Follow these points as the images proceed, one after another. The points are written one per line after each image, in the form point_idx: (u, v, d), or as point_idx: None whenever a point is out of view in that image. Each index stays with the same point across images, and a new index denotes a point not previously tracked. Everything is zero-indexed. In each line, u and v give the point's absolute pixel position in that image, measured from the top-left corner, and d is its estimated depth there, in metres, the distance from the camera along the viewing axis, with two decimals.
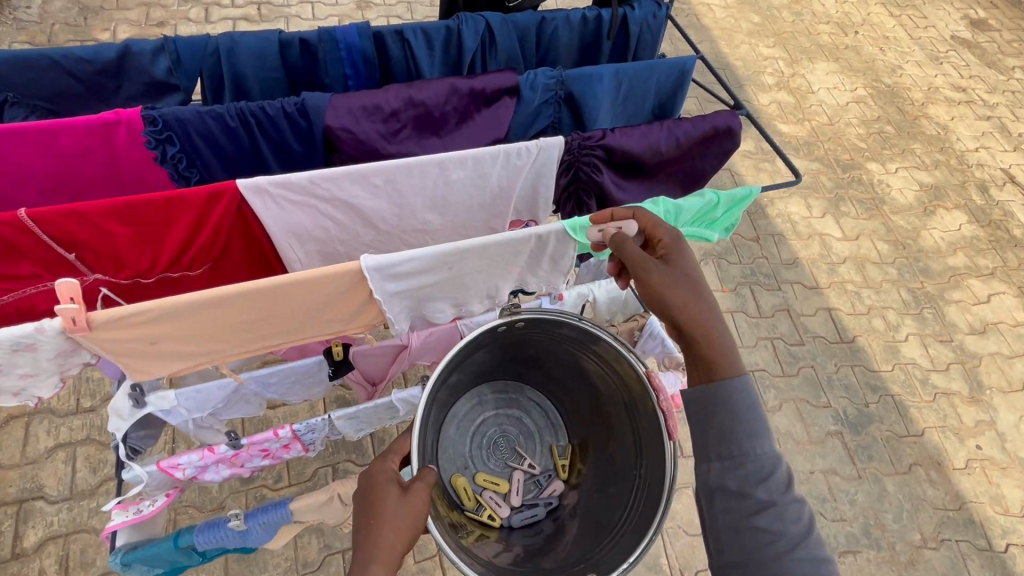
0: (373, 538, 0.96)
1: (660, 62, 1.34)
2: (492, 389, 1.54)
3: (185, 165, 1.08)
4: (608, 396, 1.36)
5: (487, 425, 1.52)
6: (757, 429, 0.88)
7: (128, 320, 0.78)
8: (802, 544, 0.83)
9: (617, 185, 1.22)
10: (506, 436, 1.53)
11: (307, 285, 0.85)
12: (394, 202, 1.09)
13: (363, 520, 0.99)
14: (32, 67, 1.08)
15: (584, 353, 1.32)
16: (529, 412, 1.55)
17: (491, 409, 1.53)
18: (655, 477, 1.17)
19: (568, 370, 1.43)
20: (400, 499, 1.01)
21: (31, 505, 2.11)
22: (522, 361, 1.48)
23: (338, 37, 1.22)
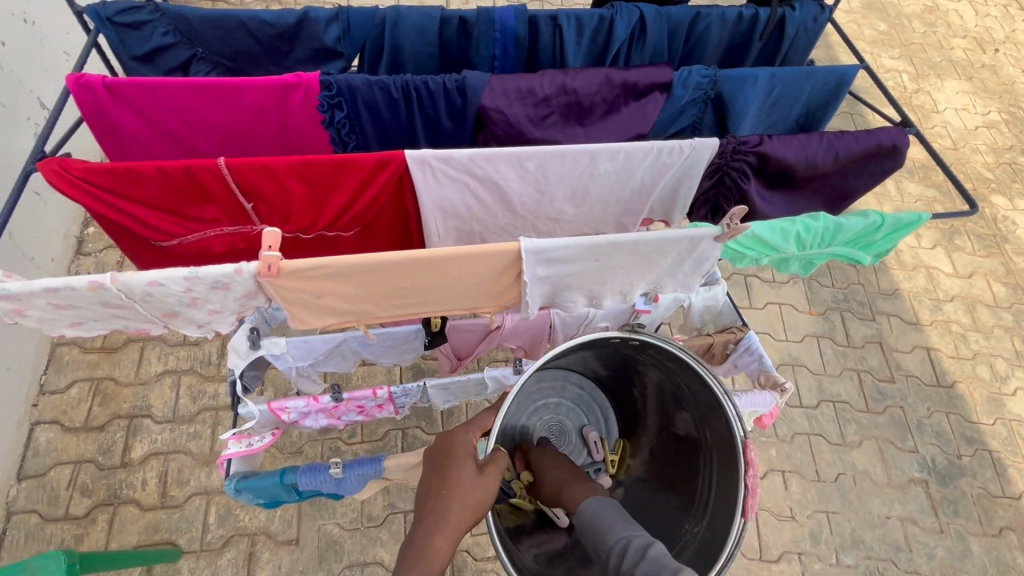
0: (443, 505, 1.00)
1: (819, 69, 1.26)
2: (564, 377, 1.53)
3: (347, 130, 1.14)
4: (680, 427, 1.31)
5: (548, 411, 1.50)
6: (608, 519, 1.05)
7: (308, 273, 0.84)
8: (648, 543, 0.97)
9: (761, 195, 1.18)
10: (563, 425, 1.51)
11: (456, 262, 0.88)
12: (536, 186, 1.10)
13: (435, 486, 1.04)
14: (222, 26, 1.16)
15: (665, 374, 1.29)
16: (589, 411, 1.55)
17: (557, 394, 1.52)
18: (716, 523, 1.12)
19: (648, 383, 1.40)
20: (475, 477, 1.05)
21: (139, 421, 2.33)
22: (604, 366, 1.45)
23: (496, 18, 1.23)
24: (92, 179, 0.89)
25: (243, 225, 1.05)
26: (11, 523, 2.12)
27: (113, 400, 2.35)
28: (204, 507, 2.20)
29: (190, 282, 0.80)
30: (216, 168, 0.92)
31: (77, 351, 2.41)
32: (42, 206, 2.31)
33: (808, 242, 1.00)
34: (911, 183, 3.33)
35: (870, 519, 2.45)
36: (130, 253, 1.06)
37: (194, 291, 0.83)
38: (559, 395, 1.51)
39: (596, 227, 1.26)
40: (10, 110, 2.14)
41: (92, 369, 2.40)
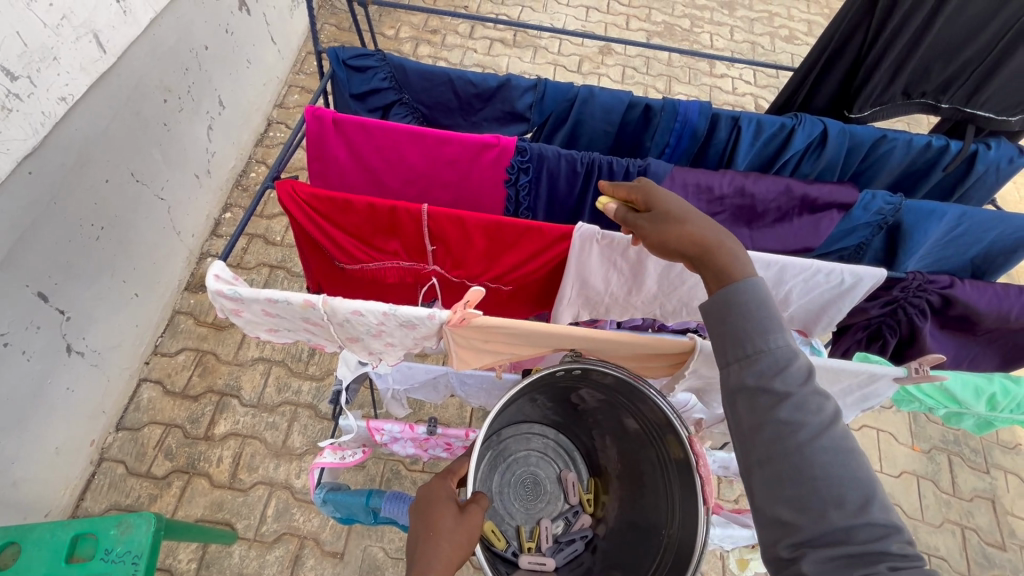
0: (431, 550, 0.95)
1: (1014, 216, 1.19)
2: (527, 428, 1.48)
3: (524, 193, 1.20)
4: (640, 450, 1.27)
5: (519, 465, 1.45)
6: (777, 321, 0.72)
7: (486, 327, 0.89)
8: (832, 430, 0.67)
9: (934, 336, 1.11)
10: (534, 475, 1.46)
11: (614, 342, 0.94)
12: (678, 278, 1.09)
13: (421, 532, 0.99)
14: (432, 80, 1.28)
15: (615, 404, 1.24)
16: (557, 457, 1.49)
17: (524, 446, 1.47)
18: (684, 542, 1.08)
19: (605, 419, 1.34)
20: (456, 517, 1.02)
21: (227, 400, 2.39)
22: (555, 409, 1.41)
23: (680, 111, 1.28)
24: (314, 203, 1.00)
25: (417, 263, 1.12)
26: (99, 468, 2.19)
27: (211, 373, 2.43)
28: (266, 499, 2.19)
29: (386, 317, 0.86)
30: (418, 214, 1.00)
31: (192, 321, 2.55)
32: (198, 188, 2.56)
33: (1000, 405, 0.92)
34: None
35: None
36: (313, 263, 1.17)
37: (384, 325, 0.88)
38: (525, 447, 1.47)
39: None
40: (198, 104, 2.42)
41: (200, 341, 2.50)
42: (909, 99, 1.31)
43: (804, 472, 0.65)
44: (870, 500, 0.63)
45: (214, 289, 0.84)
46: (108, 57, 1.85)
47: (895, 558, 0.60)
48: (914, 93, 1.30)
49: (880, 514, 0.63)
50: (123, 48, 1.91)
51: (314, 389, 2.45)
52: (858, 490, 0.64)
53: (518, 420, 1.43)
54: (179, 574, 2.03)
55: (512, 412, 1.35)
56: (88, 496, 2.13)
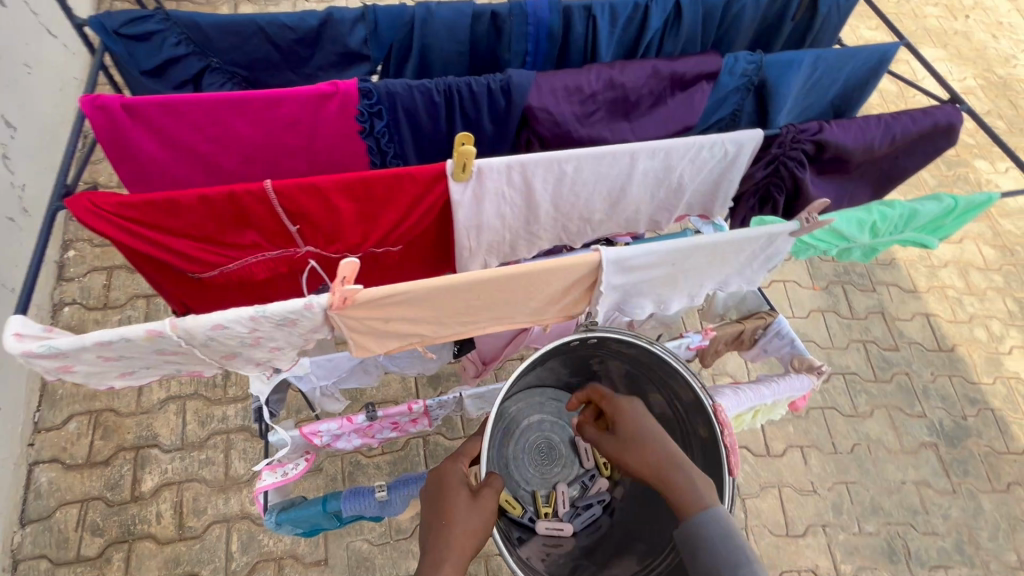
0: (446, 536, 0.93)
1: (859, 50, 1.24)
2: (540, 393, 1.46)
3: (386, 140, 1.06)
4: (667, 418, 1.24)
5: (533, 430, 1.43)
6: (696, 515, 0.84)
7: (378, 301, 0.78)
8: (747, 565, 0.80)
9: (813, 182, 1.15)
10: (549, 440, 1.44)
11: (531, 276, 0.84)
12: (569, 191, 1.04)
13: (436, 520, 0.98)
14: (240, 34, 1.06)
15: (636, 367, 1.21)
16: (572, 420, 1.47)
17: (537, 411, 1.45)
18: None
19: (627, 383, 1.31)
20: (469, 503, 0.99)
21: (146, 452, 2.13)
22: (571, 371, 1.37)
23: (529, 12, 1.17)
24: (129, 211, 0.82)
25: (286, 250, 0.97)
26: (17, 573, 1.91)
27: (115, 431, 2.14)
28: (226, 538, 2.03)
29: (256, 322, 0.74)
30: (264, 191, 0.85)
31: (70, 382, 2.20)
32: (15, 232, 2.11)
33: (881, 231, 0.97)
34: None
35: (887, 486, 2.61)
36: (163, 286, 0.98)
37: (258, 331, 0.75)
38: (539, 413, 1.44)
39: (627, 227, 1.20)
40: None
41: (90, 401, 2.18)
42: None
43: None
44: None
45: (19, 352, 0.66)
46: None
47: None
48: None
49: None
50: None
51: (240, 411, 2.24)
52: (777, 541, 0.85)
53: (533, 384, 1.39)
54: None
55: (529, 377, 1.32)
56: None
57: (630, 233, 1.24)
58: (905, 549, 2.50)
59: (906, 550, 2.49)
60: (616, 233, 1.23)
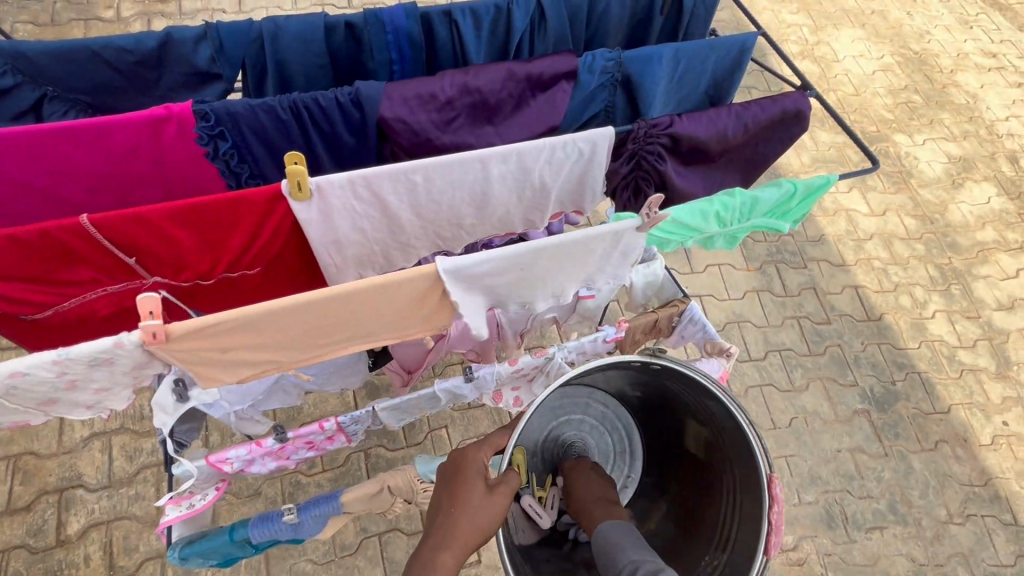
0: (453, 522, 0.95)
1: (718, 41, 1.27)
2: (592, 391, 1.37)
3: (236, 161, 1.03)
4: (714, 467, 1.19)
5: (572, 428, 1.34)
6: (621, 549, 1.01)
7: (203, 331, 0.76)
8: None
9: (678, 174, 1.17)
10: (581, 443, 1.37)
11: (369, 293, 0.82)
12: (428, 200, 1.03)
13: (445, 506, 0.99)
14: (73, 60, 1.02)
15: (702, 399, 1.16)
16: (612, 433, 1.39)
17: (581, 411, 1.36)
18: (740, 548, 1.05)
19: (691, 421, 1.25)
20: (483, 497, 0.99)
21: (71, 493, 2.04)
22: (634, 383, 1.31)
23: (385, 20, 1.15)
24: None
25: (129, 282, 0.93)
26: None
27: (36, 475, 2.05)
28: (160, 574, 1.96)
29: (62, 365, 0.72)
30: (83, 226, 0.81)
31: None
32: None
33: (727, 220, 0.99)
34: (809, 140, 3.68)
35: (824, 456, 2.70)
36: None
37: (70, 373, 0.73)
38: (585, 413, 1.37)
39: (503, 230, 1.20)
40: None
41: (6, 445, 2.08)
42: None
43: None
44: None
45: None
46: None
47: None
48: None
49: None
50: None
51: None
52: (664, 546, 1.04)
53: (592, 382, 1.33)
54: None
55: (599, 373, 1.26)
56: None
57: (510, 235, 1.24)
58: (843, 515, 2.58)
59: (844, 516, 2.57)
60: (496, 236, 1.23)
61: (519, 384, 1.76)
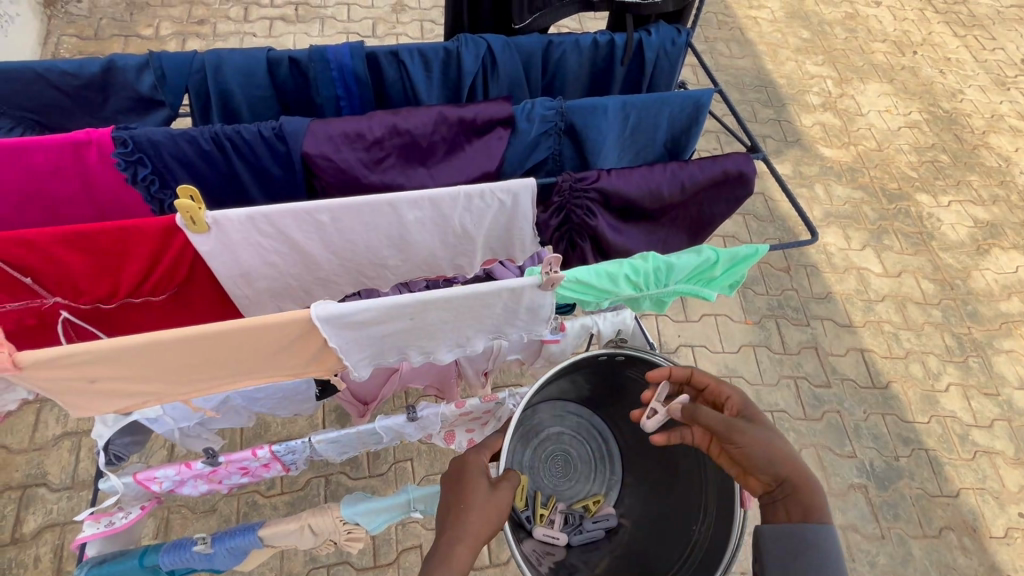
0: (461, 518, 1.01)
1: (672, 94, 1.23)
2: (563, 409, 1.53)
3: (158, 187, 1.04)
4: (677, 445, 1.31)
5: (552, 441, 1.51)
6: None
7: (58, 361, 0.75)
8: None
9: (613, 229, 1.12)
10: (565, 453, 1.52)
11: (236, 334, 0.80)
12: (339, 239, 1.01)
13: (454, 502, 1.07)
14: (20, 81, 1.06)
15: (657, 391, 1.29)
16: (591, 439, 1.52)
17: (558, 424, 1.53)
18: (721, 502, 1.16)
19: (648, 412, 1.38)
20: (488, 491, 1.07)
21: (33, 491, 2.06)
22: (594, 389, 1.46)
23: (329, 58, 1.16)
24: None
25: (26, 303, 0.93)
26: None
27: (3, 469, 2.08)
28: None
29: None
30: None
31: None
32: None
33: (641, 283, 0.94)
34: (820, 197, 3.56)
35: None
36: None
37: None
38: (560, 426, 1.52)
39: (431, 272, 1.17)
40: None
41: None
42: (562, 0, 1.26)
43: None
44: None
45: None
46: None
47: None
48: None
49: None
50: None
51: None
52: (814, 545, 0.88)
53: (556, 397, 1.48)
54: None
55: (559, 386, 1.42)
56: None
57: (440, 277, 1.20)
58: None
59: None
60: (425, 277, 1.20)
61: (471, 425, 1.74)
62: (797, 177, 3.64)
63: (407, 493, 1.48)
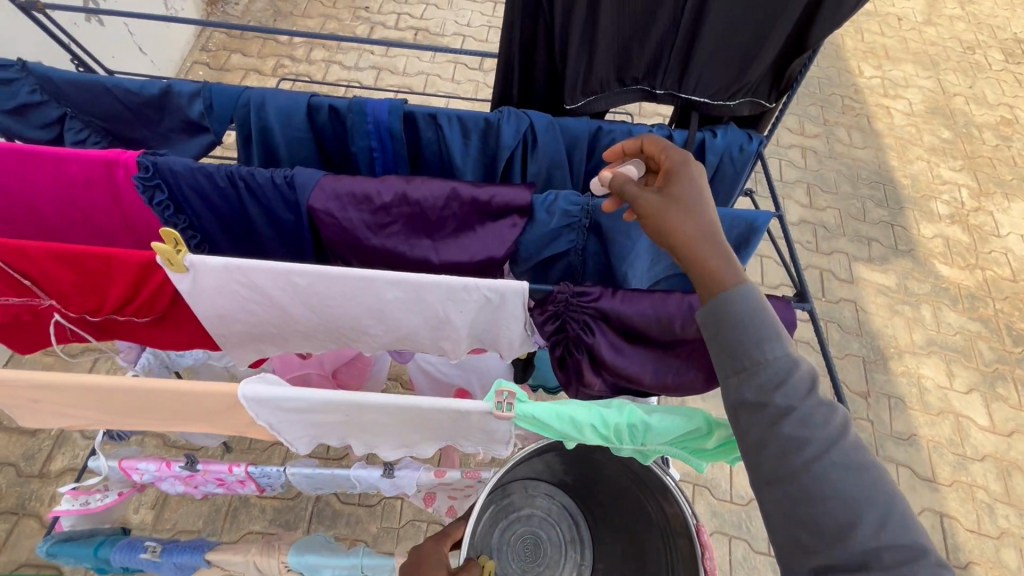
0: None
1: (721, 211, 1.08)
2: (533, 485, 1.37)
3: (172, 212, 1.05)
4: (652, 540, 1.16)
5: (521, 523, 1.33)
6: (769, 333, 0.69)
7: (1, 381, 0.78)
8: (838, 448, 0.65)
9: (615, 350, 0.99)
10: (534, 537, 1.34)
11: (167, 394, 0.78)
12: (317, 302, 0.97)
13: None
14: (90, 90, 1.14)
15: (634, 480, 1.14)
16: (561, 521, 1.36)
17: (527, 503, 1.35)
18: None
19: (623, 501, 1.23)
20: None
21: (66, 433, 2.23)
22: (567, 469, 1.31)
23: (368, 111, 1.14)
24: None
25: (27, 303, 0.99)
26: None
27: None
28: None
29: None
30: None
31: None
32: None
33: (612, 438, 0.81)
34: (924, 320, 3.09)
35: None
36: None
37: None
38: (529, 505, 1.35)
39: (414, 346, 1.10)
40: None
41: None
42: (624, 85, 1.17)
43: (819, 497, 0.64)
44: (882, 521, 0.63)
45: None
46: None
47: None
48: (627, 79, 1.16)
49: (899, 537, 0.62)
50: None
51: None
52: (806, 435, 0.65)
53: (524, 474, 1.32)
54: None
55: (528, 463, 1.26)
56: None
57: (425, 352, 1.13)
58: None
59: None
60: (410, 349, 1.13)
61: (453, 493, 1.61)
62: (901, 292, 3.18)
63: (360, 557, 1.39)
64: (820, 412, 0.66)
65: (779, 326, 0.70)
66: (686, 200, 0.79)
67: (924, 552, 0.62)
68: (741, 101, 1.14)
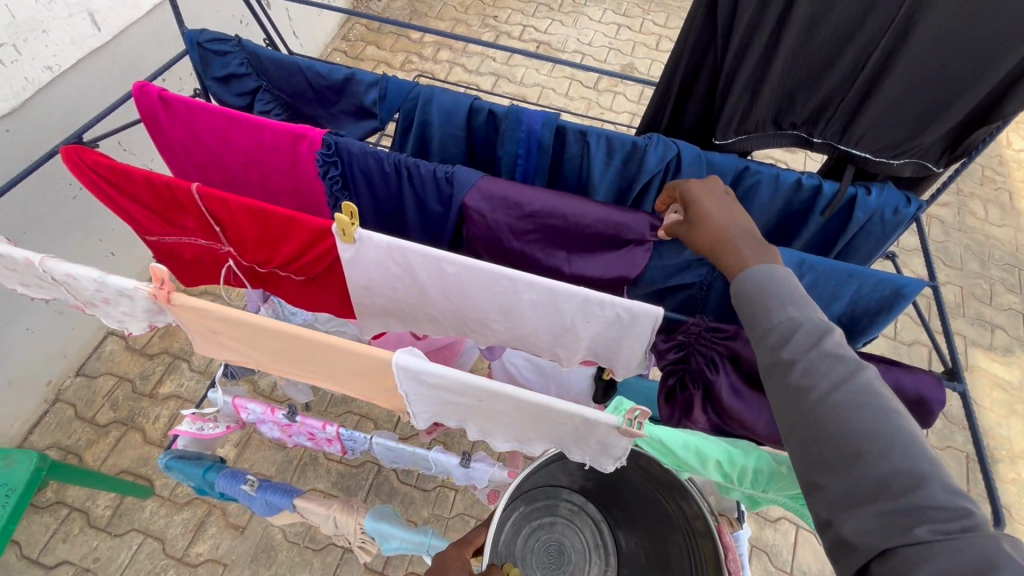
0: None
1: (870, 272, 1.04)
2: (557, 492, 1.48)
3: (338, 186, 1.17)
4: (672, 543, 1.24)
5: (546, 531, 1.45)
6: (778, 298, 0.75)
7: (198, 308, 0.90)
8: (858, 387, 0.66)
9: (736, 394, 0.96)
10: (558, 544, 1.46)
11: (329, 347, 0.87)
12: (456, 290, 1.04)
13: None
14: (286, 69, 1.29)
15: (654, 489, 1.23)
16: (583, 524, 1.48)
17: (550, 513, 1.47)
18: None
19: (641, 508, 1.33)
20: None
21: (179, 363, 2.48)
22: (586, 478, 1.41)
23: (523, 119, 1.21)
24: (98, 169, 1.04)
25: (211, 244, 1.13)
26: (52, 407, 2.34)
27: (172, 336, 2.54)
28: None
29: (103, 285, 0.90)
30: (190, 194, 1.02)
31: None
32: None
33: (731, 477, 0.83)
34: None
35: None
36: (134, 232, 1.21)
37: (107, 294, 0.93)
38: (551, 514, 1.46)
39: (528, 347, 1.15)
40: None
41: None
42: (779, 129, 1.16)
43: (830, 434, 0.66)
44: (897, 452, 0.62)
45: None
46: (104, 34, 1.90)
47: (933, 512, 0.59)
48: (785, 123, 1.15)
49: (912, 466, 0.61)
50: (122, 28, 1.97)
51: None
52: (867, 438, 0.64)
53: (546, 484, 1.44)
54: (93, 518, 2.14)
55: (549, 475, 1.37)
56: (36, 431, 2.28)
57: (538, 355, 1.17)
58: None
59: None
60: (522, 349, 1.18)
61: None
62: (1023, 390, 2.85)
63: (429, 538, 1.45)
64: (881, 385, 0.66)
65: (793, 289, 0.76)
66: (715, 205, 0.91)
67: (944, 484, 0.60)
68: (906, 161, 1.10)
